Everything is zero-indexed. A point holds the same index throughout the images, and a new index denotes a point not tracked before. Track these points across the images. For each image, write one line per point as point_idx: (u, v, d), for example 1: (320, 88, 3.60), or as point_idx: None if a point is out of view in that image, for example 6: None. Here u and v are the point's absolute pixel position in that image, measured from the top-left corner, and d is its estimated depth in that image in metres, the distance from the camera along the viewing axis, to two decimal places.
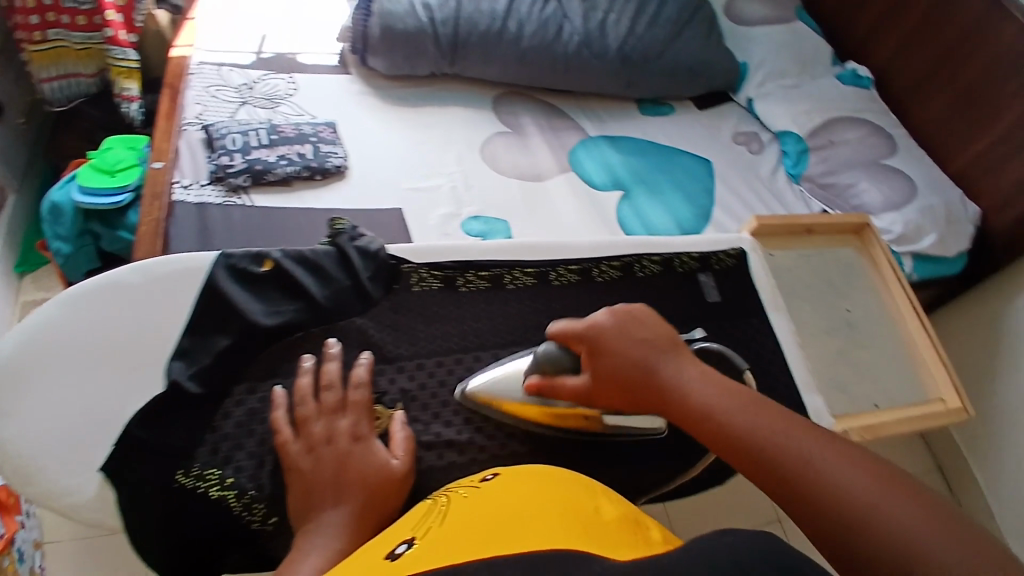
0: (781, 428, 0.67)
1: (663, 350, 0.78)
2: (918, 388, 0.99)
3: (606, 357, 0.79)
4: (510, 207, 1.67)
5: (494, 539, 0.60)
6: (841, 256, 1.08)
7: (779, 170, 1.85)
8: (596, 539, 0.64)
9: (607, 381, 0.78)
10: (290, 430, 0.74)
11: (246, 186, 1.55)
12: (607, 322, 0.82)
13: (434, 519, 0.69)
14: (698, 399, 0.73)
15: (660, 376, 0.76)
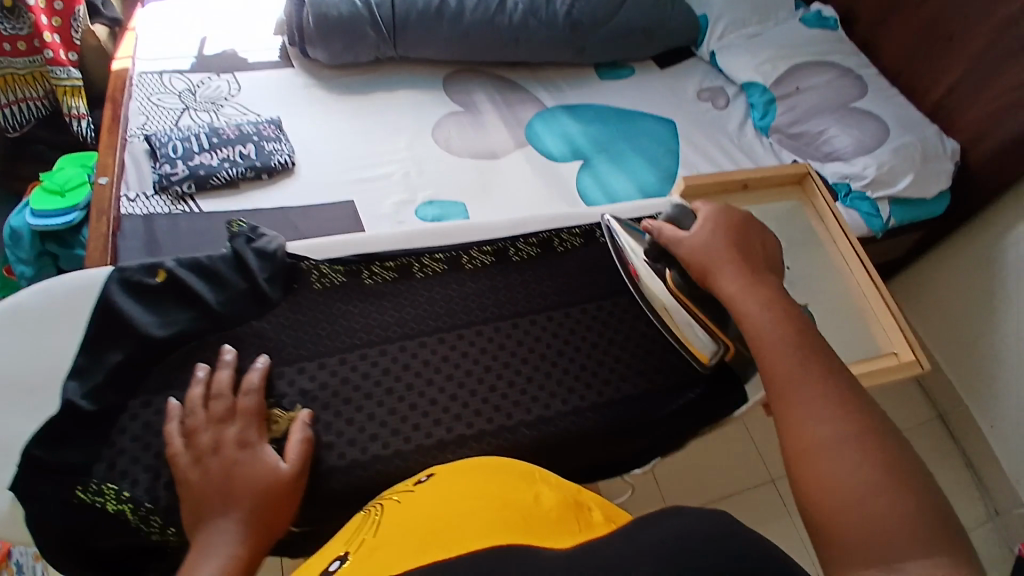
0: (804, 355, 0.72)
1: (751, 254, 0.82)
2: (868, 342, 0.90)
3: (703, 236, 0.82)
4: (466, 189, 1.62)
5: (422, 549, 0.55)
6: (778, 210, 0.99)
7: (747, 123, 1.78)
8: (536, 533, 0.59)
9: (695, 252, 0.81)
10: (179, 443, 0.67)
11: (192, 192, 1.52)
12: (728, 215, 0.85)
13: (361, 531, 0.63)
14: (757, 297, 0.77)
15: (729, 268, 0.79)
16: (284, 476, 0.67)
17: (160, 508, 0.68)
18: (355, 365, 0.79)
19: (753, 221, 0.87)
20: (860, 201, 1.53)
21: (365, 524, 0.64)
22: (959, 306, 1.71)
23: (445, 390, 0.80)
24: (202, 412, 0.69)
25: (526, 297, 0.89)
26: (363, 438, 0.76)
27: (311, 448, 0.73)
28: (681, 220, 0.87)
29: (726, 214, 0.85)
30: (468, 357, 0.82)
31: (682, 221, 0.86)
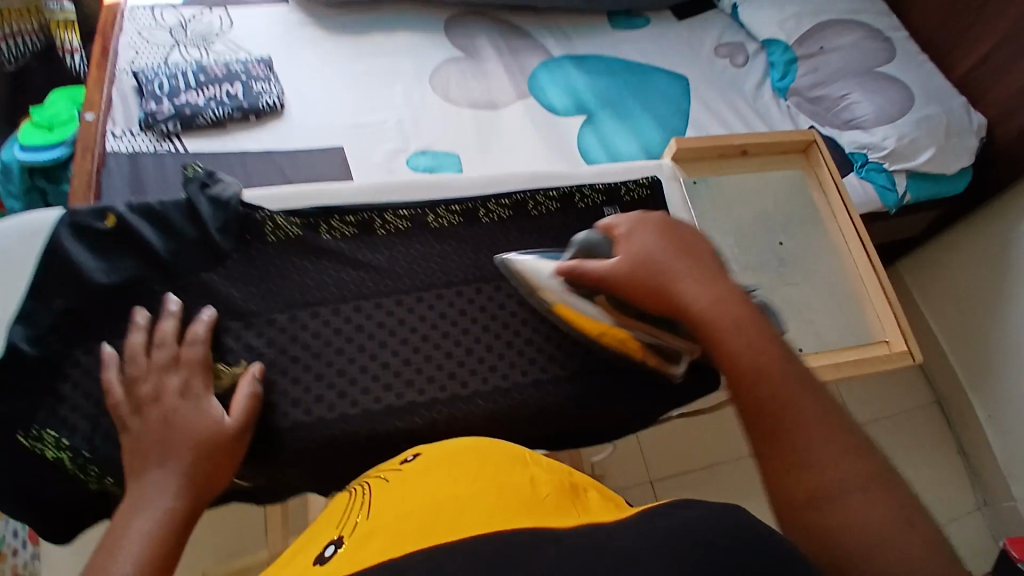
0: (793, 379, 0.58)
1: (700, 262, 0.66)
2: (858, 328, 0.84)
3: (639, 249, 0.67)
4: (462, 139, 1.51)
5: (410, 530, 0.46)
6: (779, 180, 0.92)
7: (765, 85, 1.65)
8: (542, 508, 0.49)
9: (638, 273, 0.66)
10: (119, 390, 0.61)
11: (178, 131, 1.43)
12: (651, 222, 0.70)
13: (348, 514, 0.54)
14: (725, 311, 0.62)
15: (689, 279, 0.64)
16: (229, 435, 0.60)
17: (106, 458, 0.67)
18: (306, 324, 0.70)
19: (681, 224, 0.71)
20: (876, 173, 1.43)
21: (352, 506, 0.56)
22: (973, 289, 1.62)
23: (400, 354, 0.71)
24: (144, 359, 0.62)
25: (493, 262, 0.76)
26: (310, 399, 0.67)
27: (260, 403, 0.65)
28: (596, 249, 0.71)
29: (653, 224, 0.70)
30: (426, 324, 0.72)
31: (599, 248, 0.71)
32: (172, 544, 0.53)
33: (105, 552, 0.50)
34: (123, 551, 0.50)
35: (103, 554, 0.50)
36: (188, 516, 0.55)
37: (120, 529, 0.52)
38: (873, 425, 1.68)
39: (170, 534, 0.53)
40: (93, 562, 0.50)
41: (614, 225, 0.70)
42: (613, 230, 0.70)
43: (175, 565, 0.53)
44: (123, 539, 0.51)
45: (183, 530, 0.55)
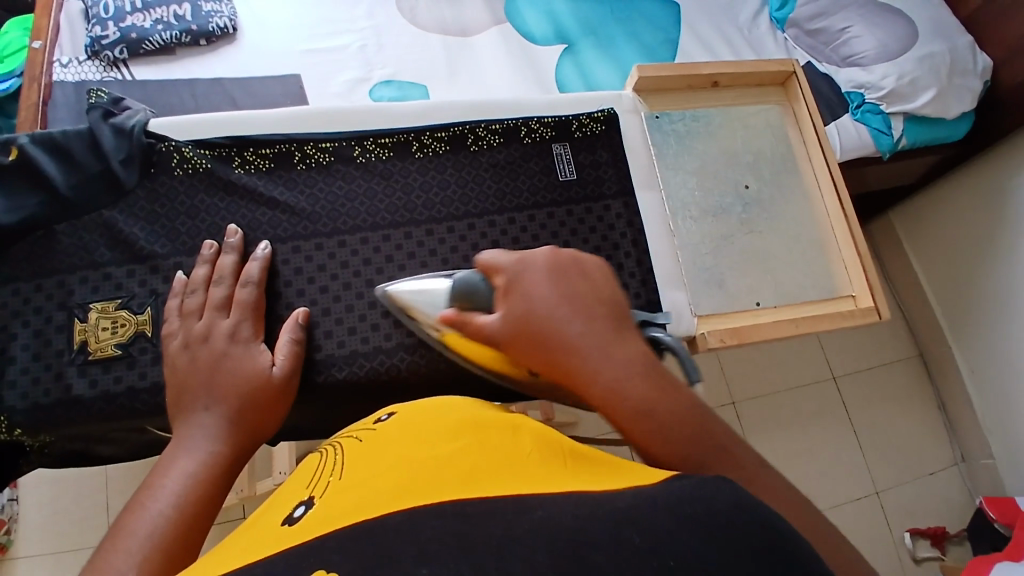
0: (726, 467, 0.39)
1: (598, 318, 0.44)
2: (825, 280, 0.79)
3: (519, 306, 0.45)
4: (429, 69, 1.31)
5: (391, 493, 0.35)
6: (751, 116, 0.84)
7: (762, 14, 1.46)
8: (554, 462, 0.38)
9: (518, 341, 0.44)
10: (175, 322, 0.58)
11: (126, 59, 1.20)
12: (537, 264, 0.47)
13: (320, 468, 0.43)
14: (629, 397, 0.40)
15: (585, 350, 0.42)
16: (276, 384, 0.56)
17: (12, 408, 0.60)
18: None
19: (578, 257, 0.48)
20: (872, 115, 1.30)
21: (322, 463, 0.44)
22: (967, 241, 1.55)
23: (317, 303, 0.64)
24: (202, 295, 0.59)
25: (424, 202, 0.69)
26: (341, 331, 0.64)
27: (303, 355, 0.61)
28: (476, 296, 0.50)
29: (538, 264, 0.47)
30: (347, 271, 0.66)
31: (480, 297, 0.50)
32: (210, 495, 0.48)
33: (147, 487, 0.47)
34: (164, 487, 0.47)
35: (145, 491, 0.47)
36: (232, 464, 0.51)
37: (163, 465, 0.49)
38: (851, 376, 1.66)
39: (209, 479, 0.49)
40: (135, 497, 0.47)
41: (494, 266, 0.49)
42: (494, 272, 0.49)
43: (215, 511, 0.48)
44: (164, 479, 0.47)
45: (223, 478, 0.50)
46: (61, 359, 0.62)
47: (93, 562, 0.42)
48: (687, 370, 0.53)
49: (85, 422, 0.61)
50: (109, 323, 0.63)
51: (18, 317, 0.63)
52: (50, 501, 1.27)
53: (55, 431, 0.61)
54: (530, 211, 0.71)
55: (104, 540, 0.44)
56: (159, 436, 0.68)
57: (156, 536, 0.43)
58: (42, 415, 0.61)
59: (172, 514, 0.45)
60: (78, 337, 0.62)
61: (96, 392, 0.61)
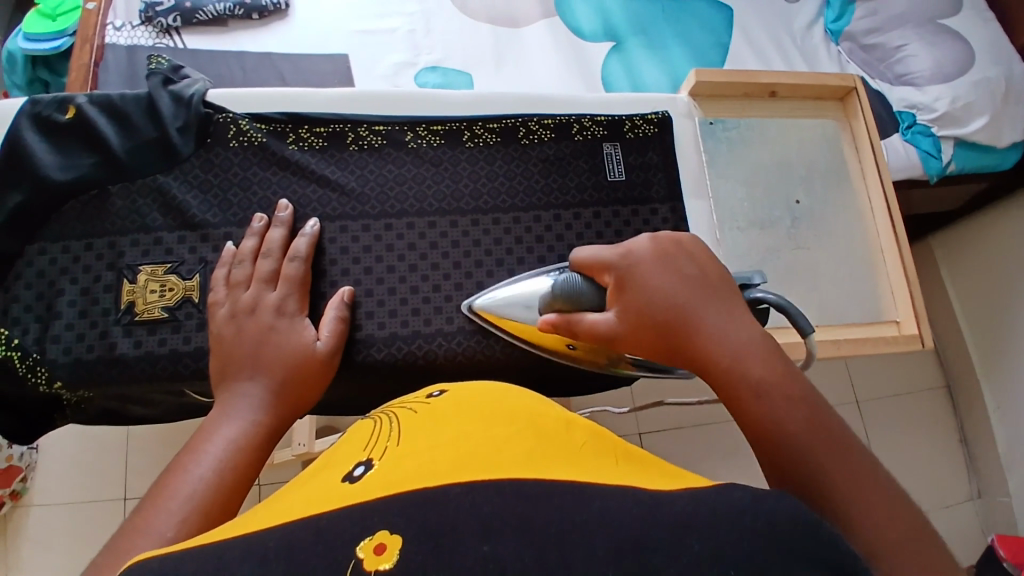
0: (824, 443, 0.42)
1: (709, 300, 0.49)
2: (868, 303, 0.78)
3: (636, 296, 0.50)
4: (476, 57, 1.31)
5: (450, 465, 0.35)
6: (806, 129, 0.82)
7: (816, 24, 1.41)
8: (603, 462, 0.39)
9: (641, 328, 0.50)
10: (221, 292, 0.59)
11: (179, 27, 1.22)
12: (645, 255, 0.52)
13: (373, 435, 0.43)
14: (745, 368, 0.44)
15: (703, 327, 0.47)
16: (320, 359, 0.57)
17: (55, 361, 0.62)
18: None
19: (677, 239, 0.54)
20: (922, 137, 1.26)
21: (376, 429, 0.44)
22: (1005, 273, 1.51)
23: (361, 284, 0.65)
24: (249, 266, 0.60)
25: (472, 191, 0.69)
26: (382, 313, 0.64)
27: (346, 334, 0.62)
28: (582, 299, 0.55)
29: (645, 256, 0.52)
30: (393, 255, 0.66)
31: (584, 295, 0.55)
32: (250, 462, 0.49)
33: (191, 450, 0.48)
34: (207, 451, 0.47)
35: (190, 452, 0.48)
36: (272, 435, 0.52)
37: (207, 430, 0.50)
38: (873, 401, 1.63)
39: (250, 447, 0.50)
40: (178, 459, 0.48)
41: (600, 264, 0.54)
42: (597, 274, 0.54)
43: (254, 478, 0.49)
44: (208, 442, 0.48)
45: (262, 448, 0.51)
46: (106, 318, 0.63)
47: (138, 517, 0.43)
48: (800, 323, 0.57)
49: (124, 381, 0.62)
50: (158, 287, 0.64)
51: (67, 274, 0.64)
52: (70, 457, 1.30)
53: (94, 388, 0.63)
54: (576, 209, 0.70)
55: (146, 498, 0.45)
56: (192, 402, 0.70)
57: (197, 497, 0.44)
58: (83, 371, 0.62)
59: (212, 479, 0.46)
60: (126, 297, 0.64)
61: (139, 352, 0.62)
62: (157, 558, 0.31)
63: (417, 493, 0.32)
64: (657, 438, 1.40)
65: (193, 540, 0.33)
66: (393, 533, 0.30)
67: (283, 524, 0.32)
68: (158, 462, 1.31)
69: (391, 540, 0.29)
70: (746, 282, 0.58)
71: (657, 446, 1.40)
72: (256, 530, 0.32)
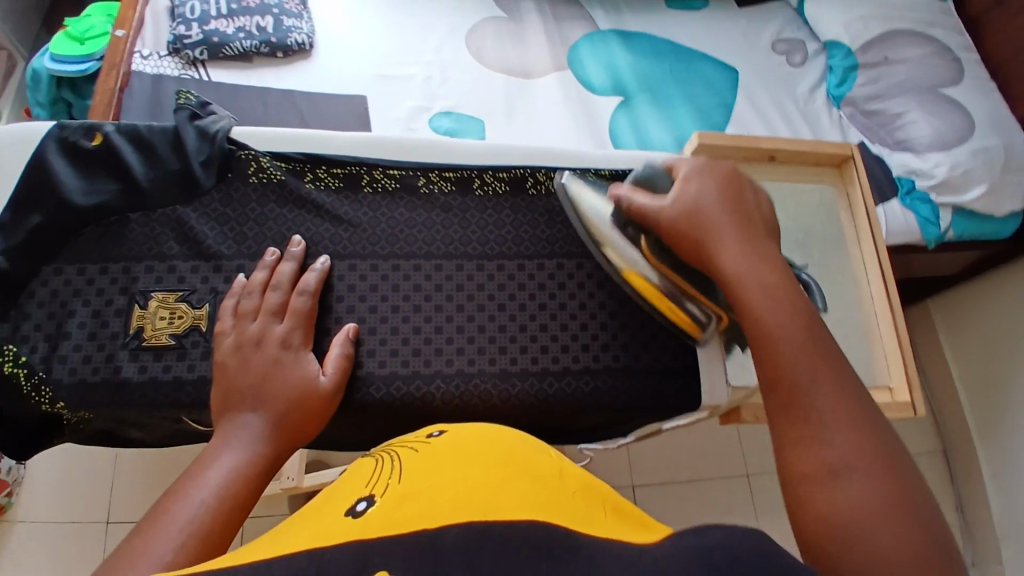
0: (808, 354, 0.53)
1: (751, 222, 0.62)
2: (862, 366, 0.80)
3: (694, 194, 0.63)
4: (490, 105, 1.35)
5: (449, 507, 0.36)
6: (806, 196, 0.86)
7: (819, 89, 1.48)
8: (595, 515, 0.40)
9: (681, 216, 0.62)
10: (228, 322, 0.60)
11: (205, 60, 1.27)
12: (718, 168, 0.66)
13: (373, 473, 0.44)
14: (757, 273, 0.58)
15: (729, 235, 0.60)
16: (324, 393, 0.59)
17: (60, 380, 0.63)
18: None
19: (746, 179, 0.66)
20: (920, 203, 1.31)
21: (376, 467, 0.45)
22: (1001, 341, 1.52)
23: (365, 321, 0.66)
24: (258, 298, 0.61)
25: (478, 236, 0.71)
26: (383, 351, 0.65)
27: (350, 370, 0.63)
28: (657, 182, 0.68)
29: (717, 169, 0.65)
30: (397, 294, 0.67)
31: (659, 182, 0.68)
32: (245, 493, 0.49)
33: (192, 477, 0.49)
34: (208, 479, 0.48)
35: (191, 478, 0.49)
36: (273, 464, 0.53)
37: (207, 458, 0.51)
38: None
39: (250, 476, 0.50)
40: (178, 485, 0.48)
41: (678, 164, 0.67)
42: (676, 168, 0.67)
43: (251, 507, 0.50)
44: (209, 470, 0.49)
45: (261, 476, 0.52)
46: (115, 341, 0.64)
47: (133, 544, 0.43)
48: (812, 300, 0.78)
49: (127, 405, 0.63)
50: (168, 313, 0.65)
51: (80, 296, 0.65)
52: (59, 475, 1.29)
53: (96, 409, 0.63)
54: (578, 259, 0.72)
55: (146, 520, 0.46)
56: (191, 430, 0.70)
57: (196, 524, 0.45)
58: (86, 392, 0.63)
59: (212, 506, 0.47)
60: (136, 322, 0.65)
61: (144, 377, 0.63)
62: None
63: (419, 536, 0.33)
64: (650, 490, 1.39)
65: (200, 567, 0.34)
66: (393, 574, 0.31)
67: (285, 555, 0.33)
68: (147, 485, 1.30)
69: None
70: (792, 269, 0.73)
71: (651, 498, 1.38)
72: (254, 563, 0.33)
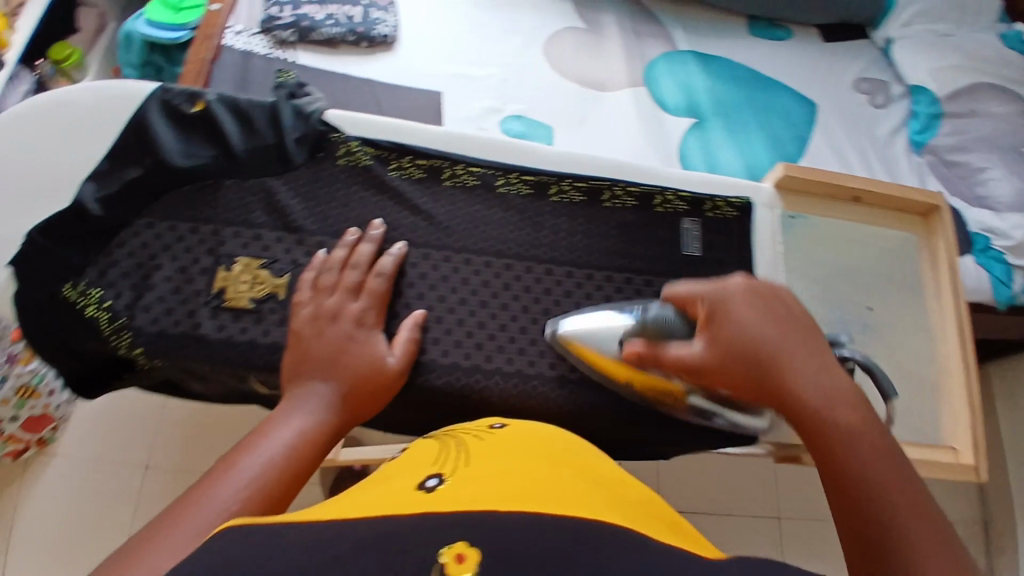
0: (900, 503, 0.47)
1: (805, 347, 0.56)
2: (921, 421, 0.78)
3: (732, 338, 0.56)
4: (561, 114, 1.36)
5: (522, 493, 0.37)
6: (885, 241, 0.83)
7: (900, 133, 1.40)
8: (659, 525, 0.40)
9: (727, 362, 0.56)
10: (306, 294, 0.63)
11: (292, 41, 1.31)
12: (738, 297, 0.59)
13: (438, 453, 0.45)
14: (830, 411, 0.53)
15: (788, 374, 0.55)
16: (388, 373, 0.60)
17: (141, 328, 0.66)
18: None
19: (774, 289, 0.60)
20: (997, 262, 1.25)
21: (440, 449, 0.46)
22: None
23: (434, 310, 0.67)
24: (337, 274, 0.64)
25: (550, 243, 0.72)
26: (447, 341, 0.66)
27: (414, 355, 0.64)
28: (674, 328, 0.60)
29: (741, 299, 0.58)
30: (466, 288, 0.68)
31: (675, 330, 0.60)
32: (308, 459, 0.51)
33: (261, 435, 0.51)
34: (278, 440, 0.50)
35: (261, 436, 0.51)
36: (335, 434, 0.55)
37: (277, 420, 0.53)
38: None
39: (315, 441, 0.52)
40: (247, 441, 0.50)
41: (695, 299, 0.60)
42: (695, 305, 0.60)
43: (309, 475, 0.51)
44: (279, 432, 0.51)
45: (324, 443, 0.53)
46: (198, 299, 0.67)
47: (199, 488, 0.45)
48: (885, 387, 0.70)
49: (201, 360, 0.66)
50: (249, 278, 0.68)
51: (169, 251, 0.69)
52: (102, 415, 1.26)
53: (170, 360, 0.66)
54: (647, 276, 0.72)
55: (215, 468, 0.48)
56: (252, 391, 0.72)
57: (265, 478, 0.47)
58: (165, 343, 0.66)
59: (280, 465, 0.48)
60: (219, 283, 0.68)
61: (222, 335, 0.66)
62: (250, 525, 0.35)
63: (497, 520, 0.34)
64: None
65: (287, 516, 0.35)
66: (473, 546, 0.31)
67: (365, 517, 0.34)
68: (185, 442, 1.25)
69: (470, 552, 0.31)
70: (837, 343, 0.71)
71: None
72: (334, 521, 0.34)
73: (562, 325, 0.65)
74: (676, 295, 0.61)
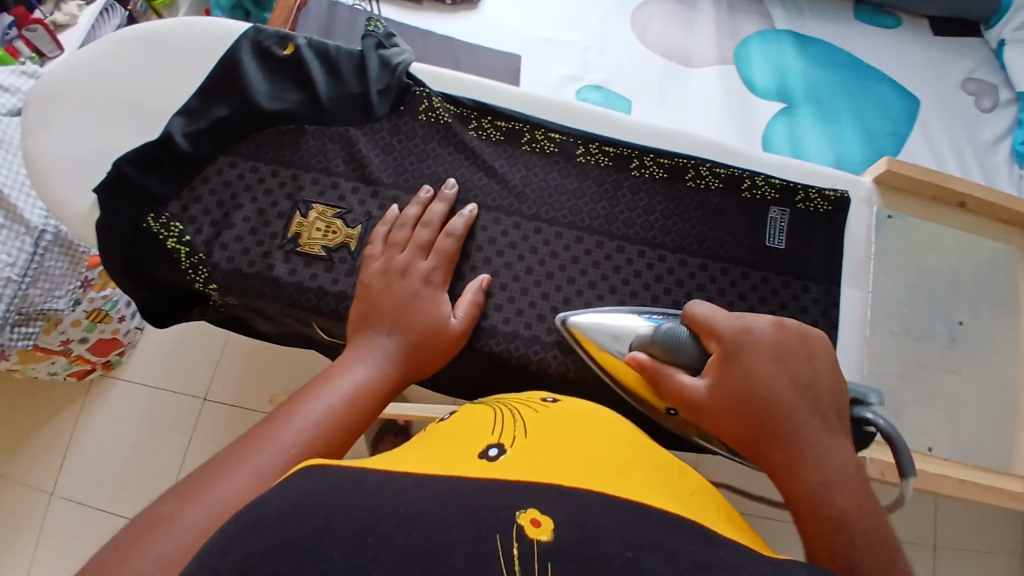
0: None
1: (823, 416, 0.49)
2: (998, 449, 0.72)
3: (740, 378, 0.51)
4: (643, 87, 1.31)
5: (582, 475, 0.36)
6: (984, 253, 0.77)
7: (1004, 141, 1.29)
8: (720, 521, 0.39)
9: (727, 407, 0.50)
10: (378, 247, 0.63)
11: None
12: (762, 339, 0.53)
13: (495, 422, 0.44)
14: (835, 496, 0.44)
15: (798, 438, 0.47)
16: (451, 334, 0.60)
17: (216, 265, 0.68)
18: None
19: (803, 336, 0.54)
20: None
21: (495, 417, 0.45)
22: None
23: (499, 274, 0.66)
24: (409, 231, 0.64)
25: (625, 218, 0.70)
26: (510, 309, 0.66)
27: (476, 319, 0.64)
28: (682, 352, 0.55)
29: (764, 341, 0.53)
30: (533, 256, 0.67)
31: (683, 352, 0.55)
32: (365, 411, 0.52)
33: (324, 381, 0.52)
34: (340, 388, 0.52)
35: (323, 382, 0.52)
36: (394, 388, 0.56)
37: (340, 368, 0.54)
38: None
39: (374, 392, 0.53)
40: (310, 385, 0.52)
41: (712, 328, 0.55)
42: (710, 336, 0.55)
43: (367, 423, 0.53)
44: (340, 380, 0.52)
45: (382, 395, 0.54)
46: (273, 241, 0.69)
47: (265, 428, 0.47)
48: (902, 462, 0.57)
49: (270, 300, 0.68)
50: (323, 226, 0.69)
51: (250, 191, 0.70)
52: (171, 342, 1.34)
53: (240, 296, 0.68)
54: (724, 264, 0.69)
55: (278, 409, 0.49)
56: (313, 335, 0.74)
57: (326, 422, 0.48)
58: (238, 281, 0.68)
59: (338, 413, 0.50)
60: (295, 228, 0.69)
61: (292, 279, 0.68)
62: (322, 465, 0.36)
63: (557, 488, 0.34)
64: None
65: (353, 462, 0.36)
66: (546, 514, 0.31)
67: (425, 475, 0.35)
68: (245, 375, 1.31)
69: (545, 519, 0.31)
70: (861, 399, 0.59)
71: None
72: (399, 474, 0.35)
73: (574, 316, 0.64)
74: (692, 318, 0.56)
